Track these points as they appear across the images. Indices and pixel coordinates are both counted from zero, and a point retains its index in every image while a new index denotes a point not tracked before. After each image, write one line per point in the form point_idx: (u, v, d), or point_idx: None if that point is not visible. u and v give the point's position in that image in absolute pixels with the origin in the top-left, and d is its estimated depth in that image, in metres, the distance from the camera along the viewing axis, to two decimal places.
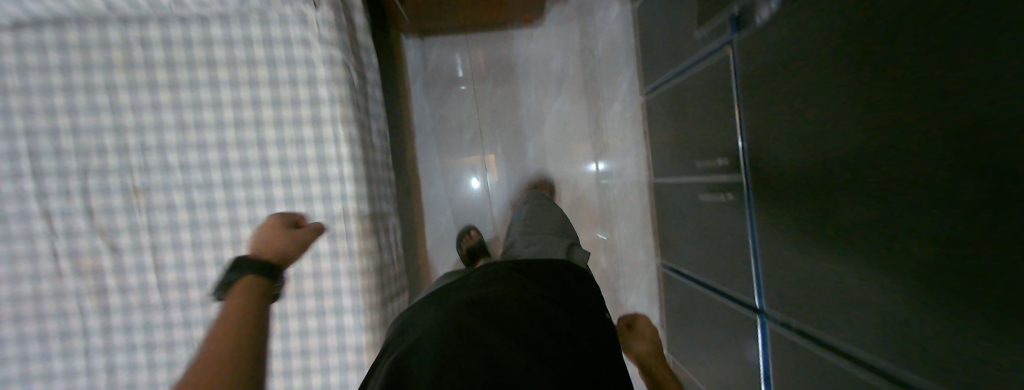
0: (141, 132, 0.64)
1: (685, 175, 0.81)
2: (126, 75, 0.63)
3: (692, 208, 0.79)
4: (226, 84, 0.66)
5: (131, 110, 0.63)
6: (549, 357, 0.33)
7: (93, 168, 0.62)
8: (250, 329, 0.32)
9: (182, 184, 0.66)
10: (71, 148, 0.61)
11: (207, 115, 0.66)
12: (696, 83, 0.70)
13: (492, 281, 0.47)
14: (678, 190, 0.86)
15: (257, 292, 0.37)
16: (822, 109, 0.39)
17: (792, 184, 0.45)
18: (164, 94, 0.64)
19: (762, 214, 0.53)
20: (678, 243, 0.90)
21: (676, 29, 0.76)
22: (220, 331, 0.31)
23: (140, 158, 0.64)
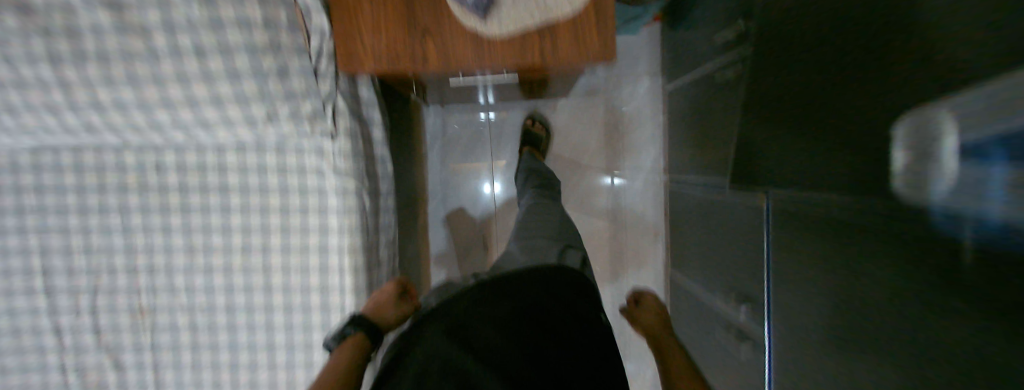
0: (149, 225, 0.62)
1: (705, 199, 0.88)
2: (116, 165, 0.59)
3: (703, 195, 0.88)
4: (234, 193, 0.63)
5: (132, 206, 0.61)
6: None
7: (133, 273, 0.64)
8: (338, 382, 0.43)
9: (189, 269, 0.65)
10: (90, 245, 0.62)
11: (217, 222, 0.64)
12: (720, 120, 0.75)
13: (512, 291, 0.53)
14: (690, 188, 0.98)
15: (347, 357, 0.48)
16: (844, 173, 0.40)
17: (818, 255, 0.46)
18: (170, 183, 0.61)
19: (784, 260, 0.54)
20: (698, 231, 0.95)
21: (709, 71, 0.80)
22: (316, 385, 0.43)
23: (167, 262, 0.65)
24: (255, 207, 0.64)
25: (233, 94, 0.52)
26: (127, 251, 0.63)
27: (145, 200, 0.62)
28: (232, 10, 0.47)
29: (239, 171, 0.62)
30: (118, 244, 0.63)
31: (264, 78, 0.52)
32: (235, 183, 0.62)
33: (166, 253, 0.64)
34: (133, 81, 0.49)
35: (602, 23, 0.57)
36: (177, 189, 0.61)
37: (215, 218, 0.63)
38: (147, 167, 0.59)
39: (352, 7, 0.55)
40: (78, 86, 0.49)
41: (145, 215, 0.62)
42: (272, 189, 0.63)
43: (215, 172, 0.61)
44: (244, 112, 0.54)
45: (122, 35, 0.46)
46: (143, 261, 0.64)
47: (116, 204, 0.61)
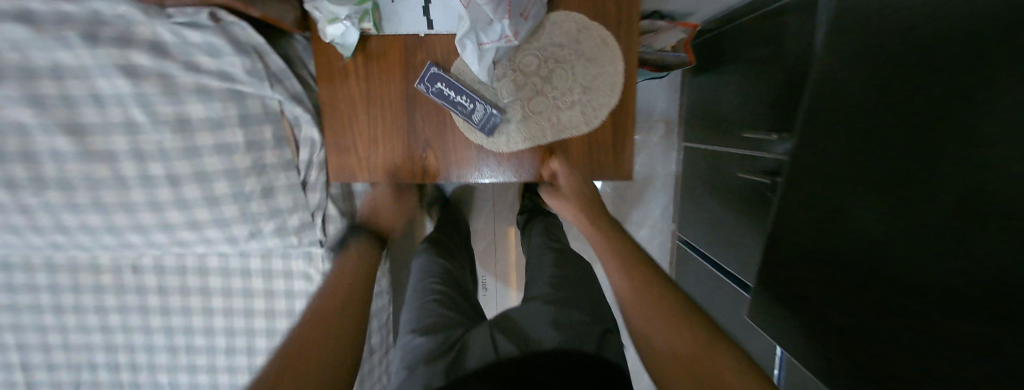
0: (125, 324, 0.58)
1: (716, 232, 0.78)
2: (80, 270, 0.53)
3: (715, 236, 0.78)
4: (218, 298, 0.59)
5: (104, 308, 0.56)
6: None
7: (115, 370, 0.61)
8: (344, 292, 0.39)
9: (174, 355, 0.62)
10: (55, 346, 0.56)
11: (200, 323, 0.61)
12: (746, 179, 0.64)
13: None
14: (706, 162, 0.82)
15: (352, 266, 0.44)
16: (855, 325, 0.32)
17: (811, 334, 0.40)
18: (144, 283, 0.56)
19: None
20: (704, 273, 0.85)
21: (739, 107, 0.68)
22: (321, 297, 0.38)
23: (149, 360, 0.62)
24: (239, 311, 0.61)
25: (211, 216, 0.49)
26: (107, 350, 0.59)
27: (122, 301, 0.56)
28: (209, 138, 0.44)
29: (220, 276, 0.58)
30: (98, 343, 0.58)
31: (247, 200, 0.49)
32: (217, 288, 0.59)
33: (147, 353, 0.61)
34: (102, 208, 0.45)
35: (618, 151, 0.52)
36: (156, 290, 0.57)
37: (198, 320, 0.61)
38: (117, 274, 0.54)
39: (344, 116, 0.50)
40: (42, 211, 0.44)
41: (124, 315, 0.57)
42: (257, 292, 0.61)
43: (197, 274, 0.58)
44: (225, 232, 0.51)
45: (86, 163, 0.41)
46: (124, 358, 0.60)
47: (92, 304, 0.55)
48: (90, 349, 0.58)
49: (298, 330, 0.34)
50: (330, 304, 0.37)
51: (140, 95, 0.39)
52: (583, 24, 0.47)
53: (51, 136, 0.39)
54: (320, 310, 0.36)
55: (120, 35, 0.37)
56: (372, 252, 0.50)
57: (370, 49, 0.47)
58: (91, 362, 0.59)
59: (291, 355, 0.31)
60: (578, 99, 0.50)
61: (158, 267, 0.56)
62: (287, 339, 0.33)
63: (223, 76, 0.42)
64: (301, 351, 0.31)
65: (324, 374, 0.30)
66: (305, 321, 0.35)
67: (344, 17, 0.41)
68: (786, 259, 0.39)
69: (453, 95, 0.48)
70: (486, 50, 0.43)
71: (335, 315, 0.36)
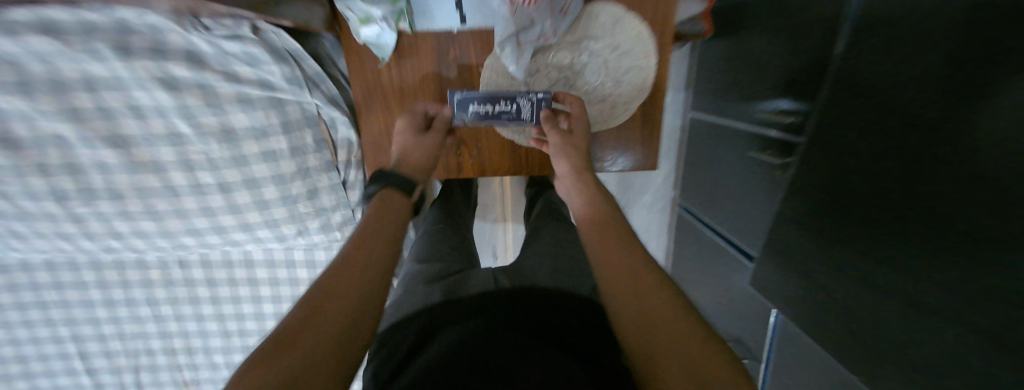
0: (178, 313, 0.62)
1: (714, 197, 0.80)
2: (126, 267, 0.55)
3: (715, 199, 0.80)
4: (265, 287, 0.63)
5: (160, 300, 0.59)
6: None
7: (171, 354, 0.66)
8: (371, 269, 0.27)
9: (223, 338, 0.67)
10: (116, 334, 0.61)
11: (250, 310, 0.65)
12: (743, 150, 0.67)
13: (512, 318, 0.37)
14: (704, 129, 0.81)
15: (389, 228, 0.32)
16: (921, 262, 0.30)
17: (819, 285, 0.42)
18: (193, 277, 0.59)
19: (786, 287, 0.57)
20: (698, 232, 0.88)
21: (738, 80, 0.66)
22: (342, 263, 0.27)
23: (204, 344, 0.67)
24: (286, 299, 0.64)
25: (261, 218, 0.51)
26: (162, 336, 0.63)
27: (171, 293, 0.59)
28: (254, 146, 0.44)
29: (266, 267, 0.61)
30: (152, 331, 0.62)
31: (294, 202, 0.51)
32: (264, 278, 0.62)
33: (201, 338, 0.66)
34: (155, 215, 0.47)
35: (645, 142, 0.55)
36: (203, 282, 0.59)
37: (248, 307, 0.65)
38: (162, 270, 0.57)
39: (382, 116, 0.51)
40: (94, 219, 0.45)
41: (175, 305, 0.61)
42: (303, 282, 0.63)
43: (243, 267, 0.60)
44: (275, 231, 0.53)
45: (135, 173, 0.43)
46: (179, 343, 0.65)
47: (141, 298, 0.58)
48: (148, 335, 0.62)
49: (296, 310, 0.23)
50: (349, 279, 0.25)
51: (181, 107, 0.39)
52: (619, 16, 0.46)
53: (94, 149, 0.40)
54: (331, 286, 0.25)
55: (152, 45, 0.36)
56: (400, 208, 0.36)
57: (401, 49, 0.47)
58: (150, 346, 0.64)
59: (282, 350, 0.19)
60: (608, 94, 0.51)
61: (204, 261, 0.58)
62: (284, 317, 0.22)
63: (264, 86, 0.42)
64: (293, 342, 0.20)
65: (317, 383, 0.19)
66: (310, 295, 0.24)
67: (379, 19, 0.41)
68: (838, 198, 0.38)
69: (491, 107, 0.47)
70: (524, 49, 0.43)
71: (352, 299, 0.24)
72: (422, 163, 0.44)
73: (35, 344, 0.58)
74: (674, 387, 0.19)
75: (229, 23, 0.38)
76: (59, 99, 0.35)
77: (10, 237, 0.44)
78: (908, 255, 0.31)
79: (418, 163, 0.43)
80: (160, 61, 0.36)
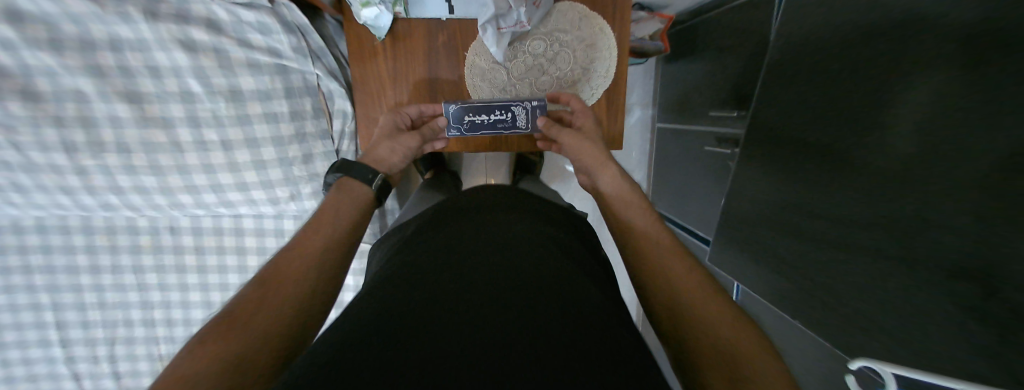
0: (161, 280, 0.70)
1: (697, 181, 0.92)
2: (122, 229, 0.65)
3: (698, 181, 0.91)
4: (252, 257, 0.73)
5: (150, 267, 0.69)
6: (419, 327, 0.21)
7: (150, 326, 0.73)
8: (312, 260, 0.34)
9: (204, 304, 0.75)
10: (95, 302, 0.68)
11: (235, 280, 0.74)
12: (711, 142, 0.84)
13: (503, 233, 0.37)
14: (676, 132, 0.99)
15: (332, 225, 0.38)
16: (851, 176, 0.36)
17: (768, 222, 0.50)
18: (188, 240, 0.69)
19: None
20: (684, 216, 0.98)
21: (709, 88, 0.83)
22: (285, 256, 0.33)
23: (185, 316, 0.75)
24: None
25: (258, 178, 0.61)
26: (142, 307, 0.71)
27: (158, 262, 0.69)
28: (258, 106, 0.55)
29: (256, 236, 0.72)
30: (133, 301, 0.70)
31: (289, 164, 0.61)
32: (252, 247, 0.72)
33: (183, 309, 0.74)
34: (157, 171, 0.57)
35: (611, 124, 0.62)
36: (193, 250, 0.70)
37: (233, 277, 0.74)
38: (152, 236, 0.66)
39: (376, 89, 0.57)
40: (98, 173, 0.54)
41: (161, 274, 0.70)
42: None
43: (233, 235, 0.71)
44: (269, 193, 0.63)
45: (145, 127, 0.52)
46: (159, 315, 0.73)
47: (128, 265, 0.67)
48: (129, 302, 0.70)
49: (249, 288, 0.30)
50: (290, 270, 0.32)
51: (196, 66, 0.49)
52: (584, 14, 0.55)
53: (110, 103, 0.49)
54: (275, 275, 0.31)
55: (176, 11, 0.46)
56: (362, 199, 0.45)
57: (396, 32, 0.54)
58: (133, 314, 0.71)
59: (233, 322, 0.26)
60: (577, 80, 0.58)
61: (195, 229, 0.69)
62: (240, 295, 0.29)
63: (273, 53, 0.52)
64: (242, 317, 0.27)
65: (258, 346, 0.25)
66: (259, 281, 0.31)
67: (377, 2, 0.47)
68: (783, 139, 0.45)
69: (484, 116, 0.55)
70: (503, 34, 0.50)
71: (290, 287, 0.30)
72: (391, 162, 0.52)
73: (12, 313, 0.64)
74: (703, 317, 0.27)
75: None
76: (87, 56, 0.45)
77: (13, 191, 0.53)
78: (854, 176, 0.35)
79: (387, 162, 0.51)
80: (183, 24, 0.47)
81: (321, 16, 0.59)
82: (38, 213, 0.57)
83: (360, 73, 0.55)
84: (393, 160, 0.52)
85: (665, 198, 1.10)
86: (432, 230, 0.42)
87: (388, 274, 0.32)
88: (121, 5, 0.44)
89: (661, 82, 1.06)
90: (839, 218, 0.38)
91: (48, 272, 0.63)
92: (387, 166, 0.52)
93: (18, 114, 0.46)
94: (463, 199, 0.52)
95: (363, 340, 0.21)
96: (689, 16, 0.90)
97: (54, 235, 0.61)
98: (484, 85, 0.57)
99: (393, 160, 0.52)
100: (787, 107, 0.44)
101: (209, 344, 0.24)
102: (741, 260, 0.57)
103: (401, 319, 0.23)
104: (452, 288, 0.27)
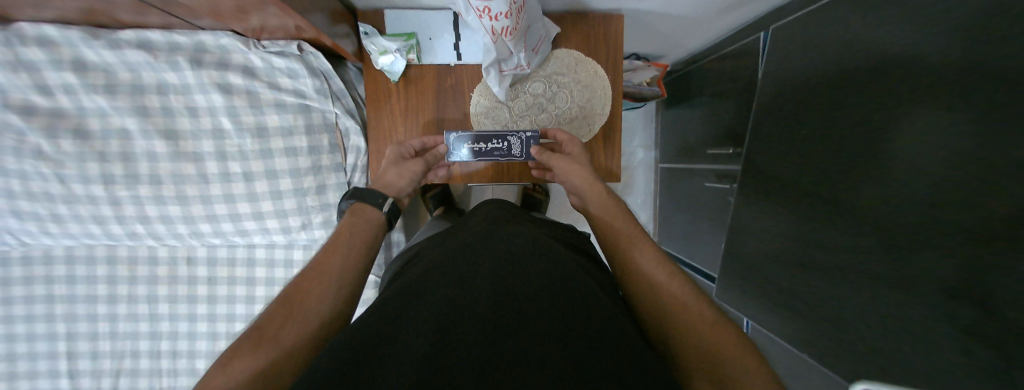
0: (172, 309, 0.68)
1: (702, 213, 0.91)
2: (142, 258, 0.65)
3: (703, 214, 0.90)
4: (260, 288, 0.71)
5: (164, 297, 0.67)
6: (420, 344, 0.24)
7: (156, 357, 0.69)
8: (328, 280, 0.36)
9: (207, 338, 0.71)
10: (106, 332, 0.66)
11: (242, 311, 0.71)
12: (710, 176, 0.86)
13: (502, 249, 0.40)
14: (677, 166, 1.01)
15: (348, 246, 0.41)
16: (951, 182, 0.35)
17: (851, 237, 0.48)
18: (201, 270, 0.68)
19: (773, 276, 0.64)
20: (694, 249, 0.96)
21: (705, 126, 0.88)
22: (305, 276, 0.36)
23: (190, 347, 0.71)
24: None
25: (274, 208, 0.62)
26: (151, 337, 0.68)
27: (172, 290, 0.68)
28: (280, 141, 0.59)
29: (265, 266, 0.71)
30: (143, 331, 0.68)
31: (303, 194, 0.63)
32: (262, 277, 0.71)
33: (189, 340, 0.70)
34: (183, 200, 0.59)
35: (608, 155, 0.65)
36: (205, 279, 0.69)
37: (241, 308, 0.71)
38: (167, 265, 0.66)
39: (385, 126, 0.61)
40: (129, 203, 0.57)
41: (172, 305, 0.68)
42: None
43: (245, 265, 0.70)
44: (282, 221, 0.63)
45: (175, 161, 0.56)
46: (166, 346, 0.69)
47: (143, 295, 0.66)
48: (134, 334, 0.67)
49: (274, 306, 0.33)
50: (308, 290, 0.34)
51: (230, 106, 0.55)
52: (579, 59, 0.60)
53: (150, 140, 0.54)
54: (295, 295, 0.34)
55: (219, 60, 0.53)
56: (373, 223, 0.47)
57: (409, 76, 0.59)
58: (137, 347, 0.68)
59: (258, 340, 0.29)
60: (576, 116, 0.62)
61: (211, 258, 0.68)
62: (265, 313, 0.32)
63: (297, 94, 0.58)
64: (265, 336, 0.30)
65: (278, 364, 0.28)
66: (282, 300, 0.34)
67: (394, 50, 0.54)
68: (863, 151, 0.45)
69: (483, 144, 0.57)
70: (505, 76, 0.55)
71: (307, 307, 0.33)
72: (398, 185, 0.55)
73: (28, 342, 0.63)
74: (702, 343, 0.30)
75: (281, 43, 0.55)
76: (136, 99, 0.51)
77: (50, 221, 0.55)
78: (962, 183, 0.34)
79: (394, 186, 0.54)
80: (223, 70, 0.53)
81: (343, 64, 0.65)
82: (68, 243, 0.59)
83: (374, 110, 0.60)
84: (399, 183, 0.55)
85: (672, 231, 1.08)
86: (440, 249, 0.45)
87: (398, 291, 0.35)
88: (173, 56, 0.50)
89: (661, 119, 1.10)
90: (943, 225, 0.37)
91: (70, 300, 0.64)
92: (393, 190, 0.54)
93: (69, 150, 0.51)
94: (474, 221, 0.56)
95: (369, 353, 0.25)
96: (681, 66, 0.97)
97: (80, 265, 0.63)
98: (488, 122, 0.61)
99: (399, 184, 0.55)
100: (862, 121, 0.45)
101: (238, 361, 0.28)
102: (822, 278, 0.54)
103: (407, 339, 0.26)
104: (451, 301, 0.30)
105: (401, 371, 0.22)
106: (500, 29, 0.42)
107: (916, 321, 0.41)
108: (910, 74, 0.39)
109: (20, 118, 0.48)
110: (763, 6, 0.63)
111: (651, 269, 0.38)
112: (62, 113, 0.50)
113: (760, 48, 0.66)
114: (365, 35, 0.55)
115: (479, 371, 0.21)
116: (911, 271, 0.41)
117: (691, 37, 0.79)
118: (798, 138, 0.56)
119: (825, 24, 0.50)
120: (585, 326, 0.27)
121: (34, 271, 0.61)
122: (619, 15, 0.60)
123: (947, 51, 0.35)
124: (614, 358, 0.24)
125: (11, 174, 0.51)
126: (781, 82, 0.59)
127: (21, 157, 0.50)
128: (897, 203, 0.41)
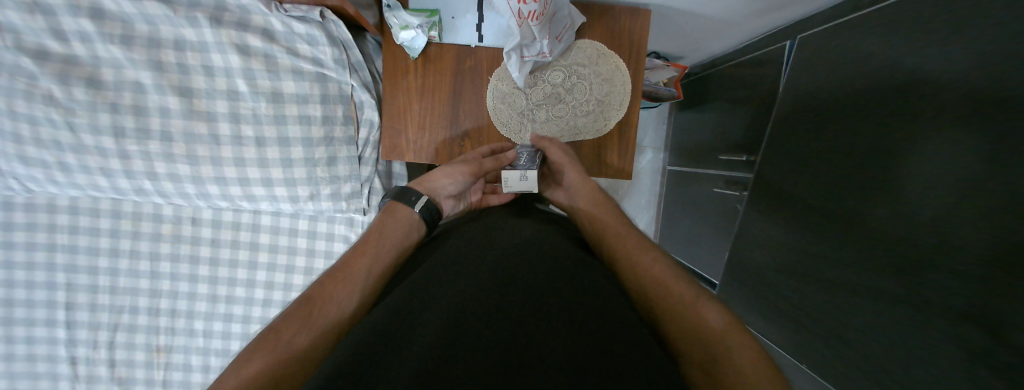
0: (173, 270, 0.69)
1: (707, 216, 0.91)
2: (146, 215, 0.65)
3: (707, 218, 0.91)
4: (264, 254, 0.72)
5: (167, 257, 0.68)
6: (438, 316, 0.26)
7: (154, 315, 0.70)
8: (352, 285, 0.36)
9: (207, 300, 0.72)
10: (105, 286, 0.67)
11: (243, 276, 0.72)
12: (720, 182, 0.86)
13: (512, 238, 0.41)
14: (686, 170, 1.01)
15: (379, 252, 0.41)
16: (958, 202, 0.36)
17: (856, 250, 0.49)
18: (205, 232, 0.69)
19: (773, 282, 0.66)
20: (696, 252, 0.97)
21: (718, 131, 0.87)
22: (329, 277, 0.36)
23: (189, 308, 0.72)
24: (280, 267, 0.73)
25: (283, 176, 0.62)
26: (150, 294, 0.69)
27: (174, 250, 0.68)
28: (295, 109, 0.58)
29: (270, 234, 0.71)
30: (143, 288, 0.68)
31: (315, 164, 0.63)
32: (265, 244, 0.71)
33: (188, 300, 0.71)
34: (193, 160, 0.58)
35: (622, 152, 0.65)
36: (208, 241, 0.69)
37: (242, 273, 0.72)
38: (172, 224, 0.67)
39: (401, 105, 0.60)
40: (138, 158, 0.57)
41: (173, 263, 0.68)
42: (300, 252, 0.73)
43: (248, 231, 0.70)
44: (291, 190, 0.63)
45: (188, 120, 0.56)
46: (165, 304, 0.70)
47: (145, 251, 0.67)
48: (134, 288, 0.68)
49: (295, 307, 0.33)
50: (330, 293, 0.34)
51: (246, 69, 0.54)
52: (602, 51, 0.59)
53: (163, 96, 0.54)
54: (317, 295, 0.34)
55: (238, 20, 0.52)
56: (412, 226, 0.47)
57: (428, 53, 0.58)
58: (135, 301, 0.69)
59: (274, 341, 0.30)
60: (592, 109, 0.61)
61: (215, 221, 0.69)
62: (285, 312, 0.33)
63: (315, 63, 0.57)
64: (279, 338, 0.30)
65: (291, 365, 0.28)
66: (303, 300, 0.34)
67: (415, 26, 0.53)
68: (879, 165, 0.45)
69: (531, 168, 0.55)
70: (525, 62, 0.54)
71: (327, 311, 0.33)
72: (439, 184, 0.53)
73: (28, 289, 0.63)
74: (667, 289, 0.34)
75: (303, 8, 0.53)
76: (151, 52, 0.51)
77: (57, 170, 0.55)
78: (971, 203, 0.35)
79: (435, 184, 0.53)
80: (242, 32, 0.52)
81: (363, 36, 0.65)
82: (73, 193, 0.58)
83: (389, 86, 0.60)
84: (441, 182, 0.53)
85: (674, 234, 1.08)
86: (451, 236, 0.47)
87: (414, 275, 0.37)
88: (192, 11, 0.50)
89: (673, 122, 1.09)
90: (943, 242, 0.38)
91: (71, 251, 0.64)
92: (434, 189, 0.53)
93: (80, 99, 0.51)
94: (484, 212, 0.58)
95: (388, 324, 0.27)
96: (700, 69, 0.95)
97: (84, 216, 0.63)
98: (504, 107, 0.60)
99: (441, 183, 0.53)
100: (882, 137, 0.44)
101: (252, 361, 0.28)
102: (823, 287, 0.55)
103: (425, 312, 0.28)
104: (464, 281, 0.32)
105: (405, 366, 0.21)
106: (527, 12, 0.41)
107: (906, 331, 0.43)
108: (928, 93, 0.39)
109: (32, 61, 0.47)
110: (790, 13, 0.61)
111: (626, 239, 0.43)
112: (72, 60, 0.49)
113: (785, 57, 0.64)
114: (387, 7, 0.53)
115: (484, 369, 0.20)
116: (908, 284, 0.42)
117: (714, 39, 0.78)
118: (812, 149, 0.56)
119: (852, 35, 0.50)
120: (594, 315, 0.27)
121: (36, 218, 0.61)
122: (646, 10, 0.58)
123: (962, 72, 0.35)
124: (620, 335, 0.25)
125: (19, 117, 0.50)
126: (801, 93, 0.59)
127: (29, 101, 0.49)
128: (901, 219, 0.42)
